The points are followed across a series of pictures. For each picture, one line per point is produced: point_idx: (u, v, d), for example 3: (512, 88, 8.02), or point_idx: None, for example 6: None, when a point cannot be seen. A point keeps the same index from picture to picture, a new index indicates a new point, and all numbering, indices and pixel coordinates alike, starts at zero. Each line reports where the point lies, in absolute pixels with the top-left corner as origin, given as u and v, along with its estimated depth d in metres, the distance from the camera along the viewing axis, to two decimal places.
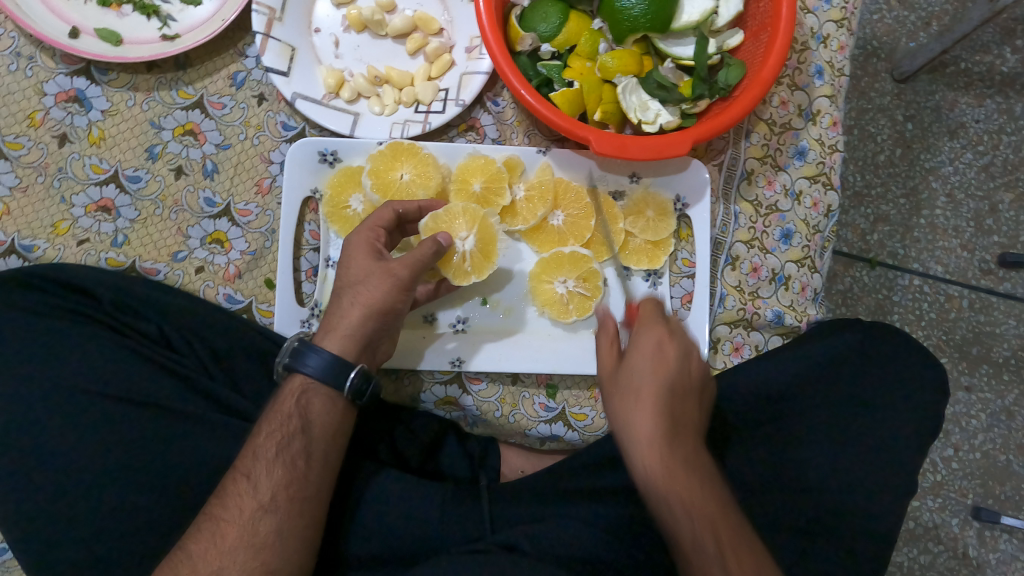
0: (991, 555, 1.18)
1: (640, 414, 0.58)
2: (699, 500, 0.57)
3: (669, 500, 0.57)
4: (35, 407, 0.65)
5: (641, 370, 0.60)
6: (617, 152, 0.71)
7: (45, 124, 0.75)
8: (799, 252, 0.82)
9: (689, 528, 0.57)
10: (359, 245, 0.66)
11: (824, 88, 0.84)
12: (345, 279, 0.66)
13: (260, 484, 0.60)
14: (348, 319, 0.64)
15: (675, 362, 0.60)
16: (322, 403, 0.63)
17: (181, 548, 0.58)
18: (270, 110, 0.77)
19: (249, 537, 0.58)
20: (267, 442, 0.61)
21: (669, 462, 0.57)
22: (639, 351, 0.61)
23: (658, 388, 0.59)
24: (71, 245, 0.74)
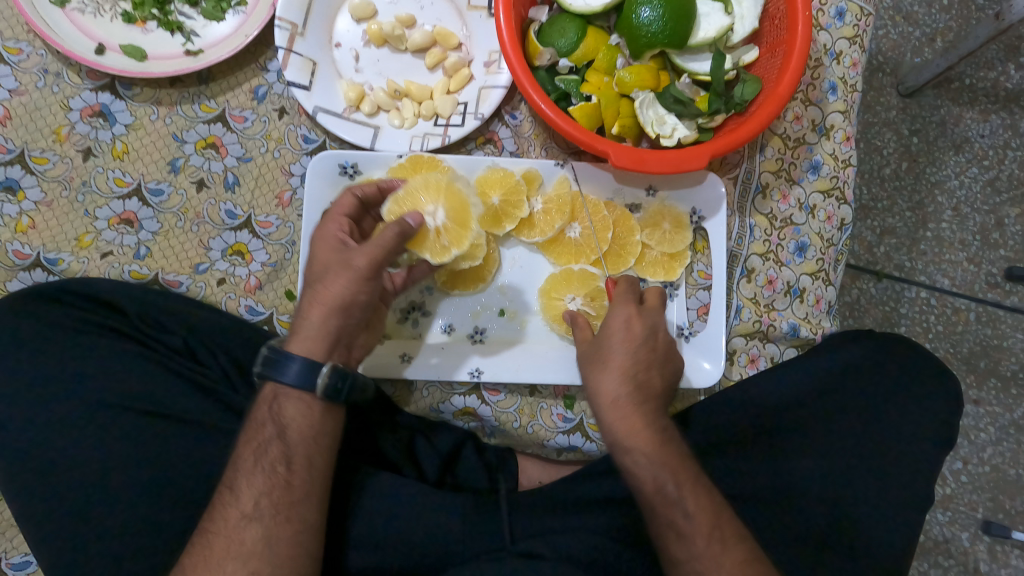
0: (1001, 570, 1.17)
1: (606, 378, 0.67)
2: (660, 452, 0.64)
3: (631, 449, 0.64)
4: (61, 419, 0.66)
5: (610, 342, 0.68)
6: (634, 165, 0.72)
7: (70, 139, 0.76)
8: (814, 265, 0.82)
9: (648, 474, 0.63)
10: (320, 243, 0.65)
11: (837, 103, 0.85)
12: (309, 280, 0.65)
13: (242, 494, 0.60)
14: (313, 317, 0.62)
15: (639, 336, 0.68)
16: (295, 406, 0.62)
17: (179, 564, 0.59)
18: (292, 123, 0.78)
19: (233, 546, 0.58)
20: (247, 452, 0.61)
21: (630, 417, 0.65)
22: (608, 327, 0.69)
23: (622, 356, 0.67)
24: (95, 258, 0.75)
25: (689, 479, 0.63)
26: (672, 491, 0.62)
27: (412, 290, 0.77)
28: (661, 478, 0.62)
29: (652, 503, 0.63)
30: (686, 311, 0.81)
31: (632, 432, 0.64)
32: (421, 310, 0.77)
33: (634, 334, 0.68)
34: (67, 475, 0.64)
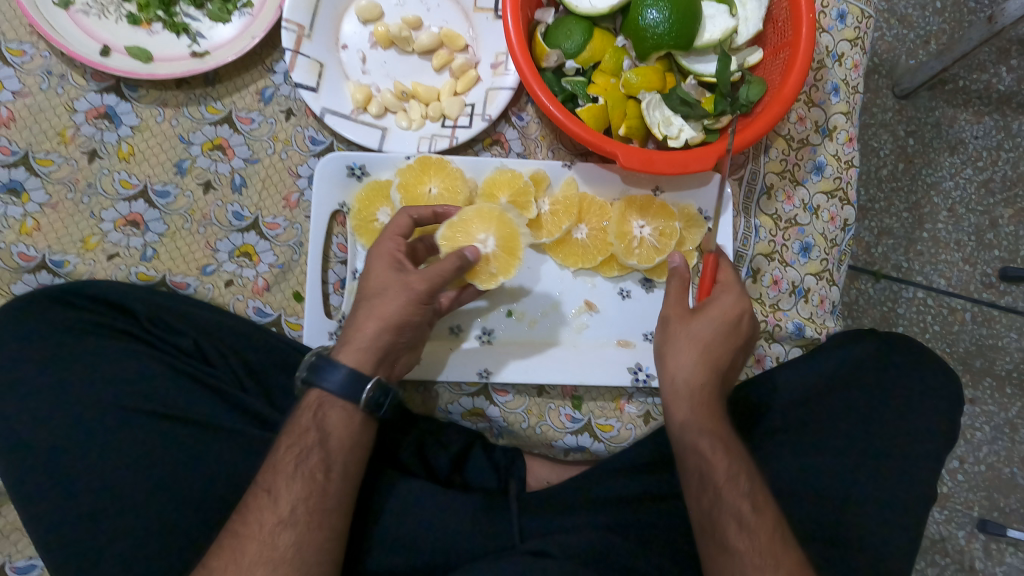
0: (997, 567, 1.18)
1: (697, 357, 0.66)
2: (735, 447, 0.64)
3: (710, 437, 0.63)
4: (67, 422, 0.65)
5: (710, 321, 0.67)
6: (643, 166, 0.72)
7: (75, 140, 0.76)
8: (818, 265, 0.83)
9: (726, 465, 0.62)
10: (377, 256, 0.66)
11: (840, 105, 0.85)
12: (363, 291, 0.65)
13: (279, 498, 0.59)
14: (364, 332, 0.63)
15: (739, 326, 0.67)
16: (339, 416, 0.62)
17: (205, 565, 0.58)
18: (298, 125, 0.78)
19: (266, 551, 0.57)
20: (287, 456, 0.60)
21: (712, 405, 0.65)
22: (711, 306, 0.68)
23: (718, 341, 0.66)
24: (101, 260, 0.75)
25: (754, 479, 0.63)
26: (744, 486, 0.62)
27: None
28: (736, 470, 0.62)
29: (721, 490, 0.61)
30: None
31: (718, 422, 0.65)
32: None
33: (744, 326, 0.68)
34: (73, 477, 0.64)
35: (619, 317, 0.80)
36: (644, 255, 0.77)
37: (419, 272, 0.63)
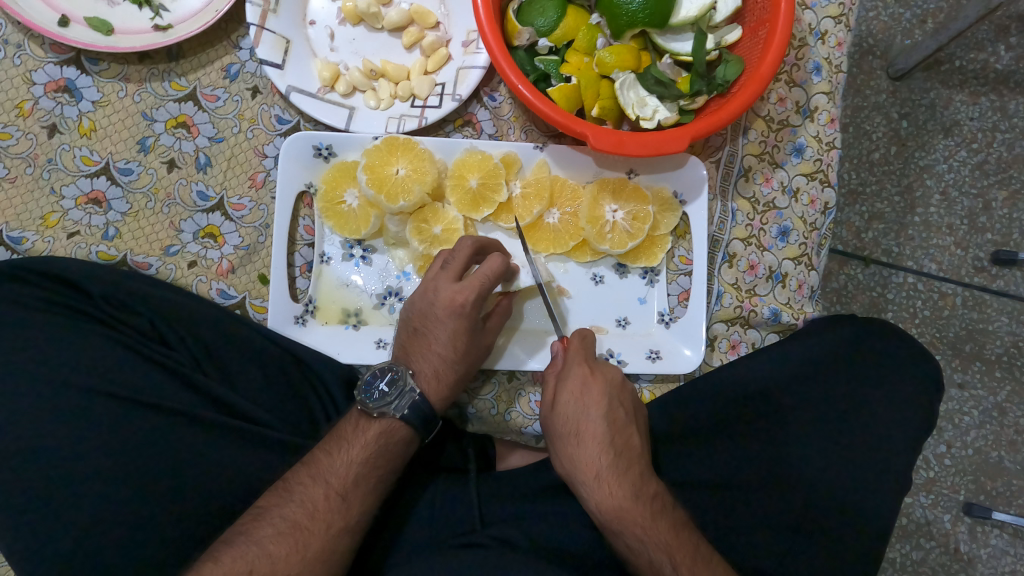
0: (982, 550, 1.18)
1: (575, 454, 0.66)
2: (650, 529, 0.63)
3: (620, 530, 0.63)
4: (23, 400, 0.64)
5: (567, 416, 0.67)
6: (613, 148, 0.70)
7: (34, 113, 0.74)
8: (796, 249, 0.81)
9: (647, 556, 0.62)
10: (469, 315, 0.69)
11: (821, 84, 0.83)
12: (455, 344, 0.69)
13: (353, 508, 0.62)
14: (452, 374, 0.70)
15: (594, 405, 0.67)
16: (407, 448, 0.67)
17: (259, 546, 0.58)
18: (264, 103, 0.77)
19: (329, 553, 0.60)
20: (369, 471, 0.64)
21: (612, 493, 0.64)
22: (564, 396, 0.68)
23: (581, 430, 0.66)
24: (61, 237, 0.73)
25: (687, 554, 0.62)
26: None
27: (389, 276, 0.77)
28: (656, 560, 0.62)
29: None
30: (666, 297, 0.81)
31: (624, 511, 0.63)
32: (398, 295, 0.77)
33: (603, 410, 0.67)
34: (33, 457, 0.63)
35: (591, 301, 0.80)
36: (615, 239, 0.76)
37: (494, 322, 0.73)
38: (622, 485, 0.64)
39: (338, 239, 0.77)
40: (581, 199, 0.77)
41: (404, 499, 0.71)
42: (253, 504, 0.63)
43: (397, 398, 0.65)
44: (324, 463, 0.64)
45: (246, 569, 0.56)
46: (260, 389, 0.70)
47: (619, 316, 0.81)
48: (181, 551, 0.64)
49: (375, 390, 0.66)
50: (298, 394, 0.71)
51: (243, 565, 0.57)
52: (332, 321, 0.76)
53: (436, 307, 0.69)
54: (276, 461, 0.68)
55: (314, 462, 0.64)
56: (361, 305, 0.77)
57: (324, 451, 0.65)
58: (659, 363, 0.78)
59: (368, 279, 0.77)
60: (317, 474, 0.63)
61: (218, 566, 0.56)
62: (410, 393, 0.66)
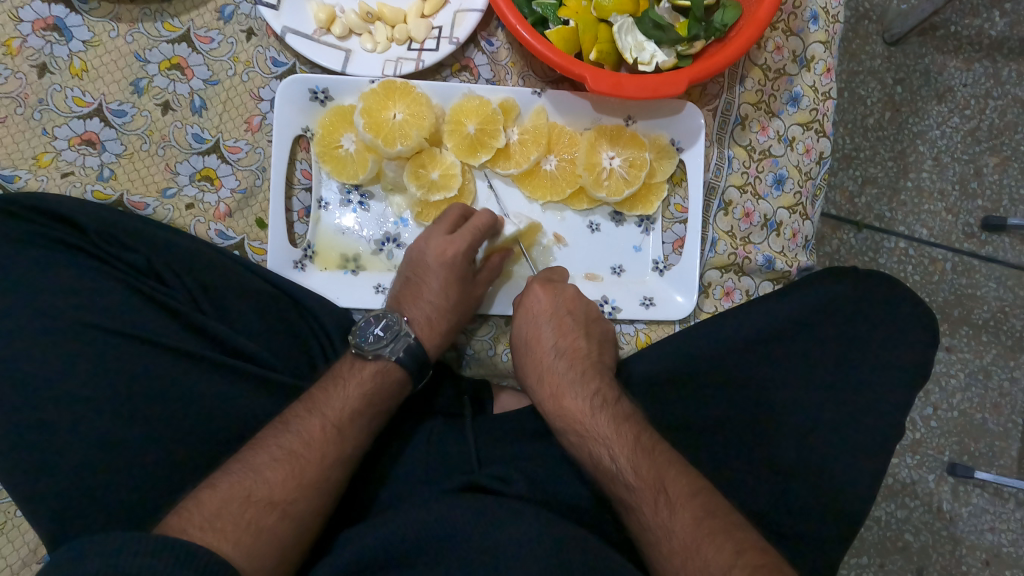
0: (964, 509, 1.21)
1: (526, 360, 0.72)
2: (587, 420, 0.65)
3: (563, 428, 0.66)
4: (13, 338, 0.63)
5: (519, 329, 0.74)
6: (612, 90, 0.71)
7: (22, 52, 0.73)
8: (791, 198, 0.82)
9: (586, 448, 0.64)
10: (459, 265, 0.72)
11: (818, 33, 0.83)
12: (447, 293, 0.72)
13: (348, 441, 0.62)
14: (447, 320, 0.72)
15: (538, 318, 0.73)
16: (394, 386, 0.67)
17: (256, 473, 0.58)
18: (259, 45, 0.76)
19: (324, 482, 0.60)
20: (363, 407, 0.64)
21: (551, 390, 0.68)
22: (518, 310, 0.75)
23: (526, 337, 0.73)
24: (55, 177, 0.72)
25: (627, 442, 0.61)
26: (608, 463, 0.61)
27: (386, 222, 0.77)
28: (596, 452, 0.63)
29: (597, 476, 0.62)
30: (662, 245, 0.82)
31: (562, 406, 0.67)
32: (396, 242, 0.78)
33: (549, 317, 0.73)
34: (22, 394, 0.63)
35: (587, 248, 0.81)
36: (612, 187, 0.76)
37: (484, 276, 0.75)
38: (564, 383, 0.68)
39: (335, 184, 0.77)
40: (580, 145, 0.77)
41: (400, 440, 0.71)
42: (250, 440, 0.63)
43: (392, 341, 0.67)
44: (320, 398, 0.64)
45: (243, 495, 0.56)
46: (257, 331, 0.70)
47: (614, 263, 0.81)
48: (174, 490, 0.63)
49: (369, 334, 0.67)
50: (298, 334, 0.72)
51: (242, 491, 0.56)
52: (331, 266, 0.77)
53: (427, 258, 0.72)
54: (271, 399, 0.68)
55: (310, 398, 0.64)
56: (359, 250, 0.77)
57: (319, 388, 0.65)
58: (652, 309, 0.80)
59: (364, 225, 0.77)
60: (313, 408, 0.63)
61: (216, 492, 0.56)
62: (404, 337, 0.68)
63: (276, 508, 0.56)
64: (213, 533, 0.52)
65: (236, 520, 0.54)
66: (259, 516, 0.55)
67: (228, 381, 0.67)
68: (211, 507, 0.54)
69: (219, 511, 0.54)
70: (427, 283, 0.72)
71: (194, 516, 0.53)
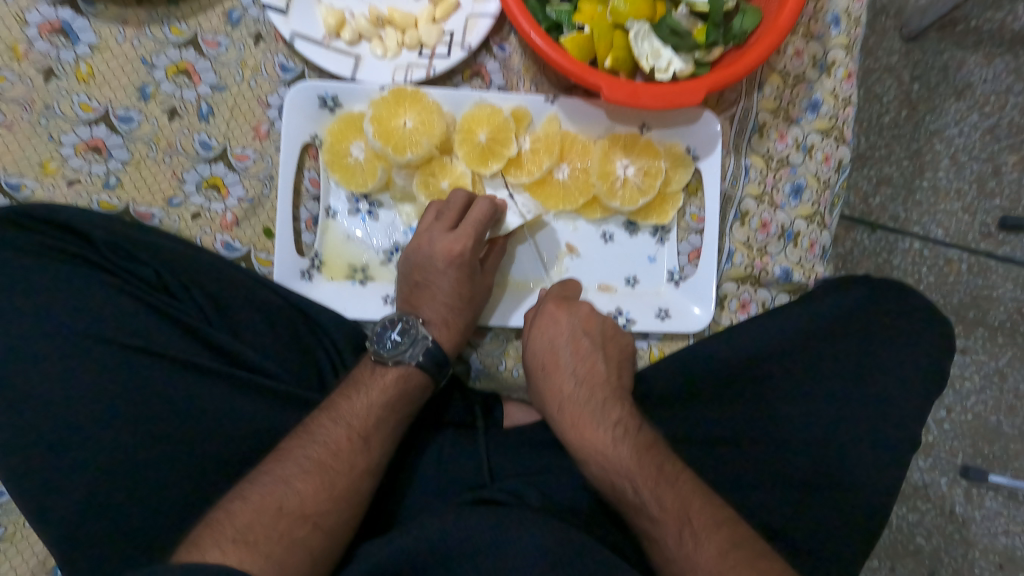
0: (977, 512, 1.19)
1: (543, 385, 0.70)
2: (609, 450, 0.63)
3: (584, 458, 0.64)
4: (20, 350, 0.63)
5: (534, 352, 0.72)
6: (629, 99, 0.69)
7: (28, 57, 0.72)
8: (809, 208, 0.80)
9: (608, 481, 0.62)
10: (466, 262, 0.70)
11: (839, 38, 0.80)
12: (460, 290, 0.70)
13: (374, 449, 0.62)
14: (463, 316, 0.71)
15: (555, 340, 0.71)
16: (419, 390, 0.66)
17: (285, 484, 0.57)
18: (268, 50, 0.75)
19: (354, 493, 0.59)
20: (389, 415, 0.63)
21: (571, 417, 0.67)
22: (532, 331, 0.73)
23: (542, 363, 0.71)
24: (61, 185, 0.72)
25: (650, 474, 0.60)
26: (632, 496, 0.60)
27: (395, 232, 0.76)
28: (619, 483, 0.61)
29: (619, 507, 0.61)
30: (677, 256, 0.80)
31: (583, 435, 0.65)
32: None
33: (566, 340, 0.71)
34: (29, 408, 0.62)
35: (601, 258, 0.79)
36: (627, 197, 0.75)
37: (489, 271, 0.74)
38: (584, 412, 0.66)
39: (344, 193, 0.75)
40: (593, 151, 0.76)
41: (411, 454, 0.70)
42: (275, 447, 0.62)
43: (411, 345, 0.66)
44: (345, 406, 0.63)
45: (275, 507, 0.55)
46: (266, 342, 0.69)
47: (628, 274, 0.80)
48: (180, 506, 0.62)
49: (387, 340, 0.66)
50: (306, 346, 0.71)
51: (272, 502, 0.56)
52: (339, 276, 0.76)
53: (435, 260, 0.70)
54: (280, 412, 0.67)
55: (333, 405, 0.63)
56: (368, 260, 0.76)
57: (342, 394, 0.64)
58: (668, 321, 0.79)
59: (373, 235, 0.76)
60: (338, 417, 0.62)
61: (247, 504, 0.55)
62: (423, 340, 0.67)
63: (307, 521, 0.55)
64: (245, 546, 0.52)
65: (269, 533, 0.54)
66: (292, 529, 0.55)
67: (236, 394, 0.66)
68: (242, 520, 0.54)
69: (252, 523, 0.54)
70: (439, 284, 0.70)
71: (226, 529, 0.53)
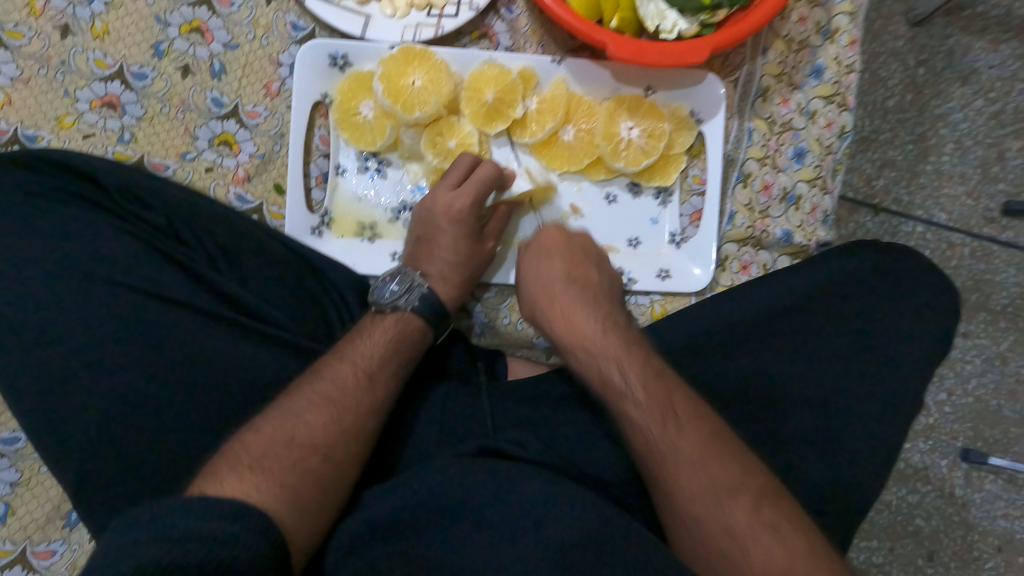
0: (976, 494, 1.20)
1: (529, 283, 0.70)
2: (599, 342, 0.63)
3: (572, 347, 0.65)
4: (36, 297, 0.64)
5: (526, 261, 0.72)
6: (633, 56, 0.70)
7: (46, 13, 0.73)
8: (811, 171, 0.81)
9: (596, 365, 0.62)
10: (465, 220, 0.72)
11: (844, 5, 0.81)
12: (457, 249, 0.72)
13: (380, 386, 0.63)
14: (460, 272, 0.72)
15: (548, 250, 0.71)
16: (418, 329, 0.67)
17: (296, 416, 0.58)
18: (279, 10, 0.76)
19: (360, 430, 0.60)
20: (392, 353, 0.65)
21: (560, 310, 0.66)
22: (527, 247, 0.73)
23: (532, 268, 0.70)
24: (77, 138, 0.73)
25: (636, 363, 0.61)
26: (617, 381, 0.60)
27: (403, 190, 0.78)
28: (603, 368, 0.62)
29: (600, 392, 0.62)
30: (679, 217, 0.82)
31: (572, 327, 0.65)
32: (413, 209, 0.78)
33: (561, 249, 0.71)
34: (46, 352, 0.64)
35: (604, 218, 0.80)
36: (631, 158, 0.76)
37: (490, 235, 0.75)
38: (572, 305, 0.66)
39: (353, 151, 0.77)
40: (599, 114, 0.77)
41: (414, 402, 0.71)
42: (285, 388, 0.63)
43: (406, 294, 0.68)
44: (349, 346, 0.64)
45: (287, 438, 0.57)
46: (277, 294, 0.71)
47: (631, 235, 0.81)
48: (190, 450, 0.64)
49: (385, 290, 0.68)
50: (316, 298, 0.73)
51: (284, 435, 0.57)
52: (348, 234, 0.77)
53: (435, 214, 0.72)
54: (288, 363, 0.69)
55: (338, 347, 0.65)
56: (376, 218, 0.78)
57: (346, 339, 0.65)
58: (669, 281, 0.80)
59: (382, 193, 0.78)
60: (343, 355, 0.63)
61: (259, 435, 0.57)
62: (419, 288, 0.68)
63: (318, 452, 0.57)
64: (260, 473, 0.53)
65: (282, 462, 0.55)
66: (302, 459, 0.56)
67: (244, 344, 0.67)
68: (255, 451, 0.55)
69: (266, 452, 0.55)
70: (439, 241, 0.72)
71: (243, 457, 0.54)
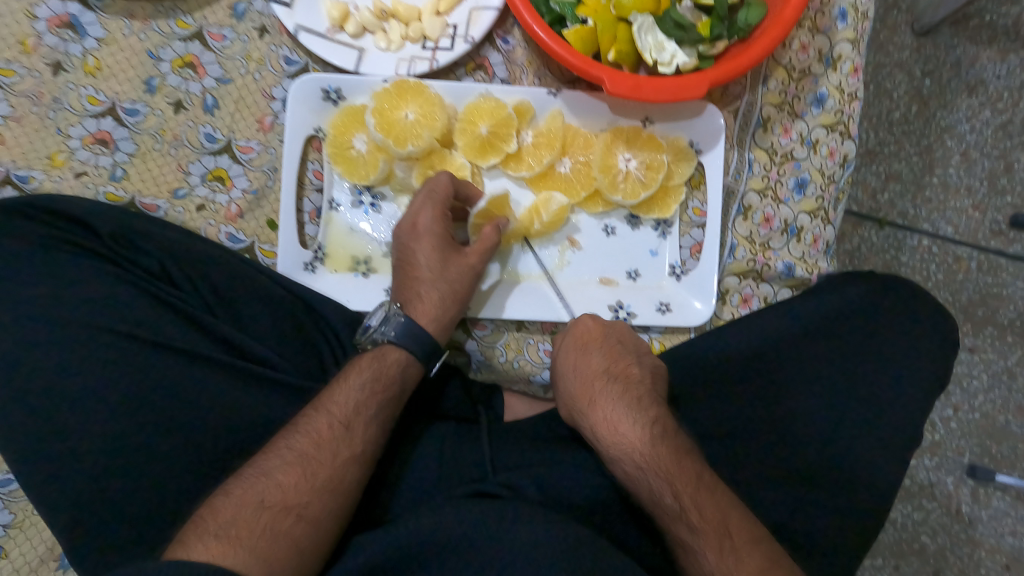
0: (983, 511, 1.18)
1: (571, 381, 0.68)
2: (652, 458, 0.61)
3: (620, 460, 0.62)
4: (27, 340, 0.64)
5: (564, 357, 0.70)
6: (630, 92, 0.69)
7: (37, 51, 0.73)
8: (813, 203, 0.79)
9: (644, 481, 0.61)
10: (427, 234, 0.71)
11: (846, 32, 0.79)
12: (421, 263, 0.71)
13: (358, 435, 0.61)
14: (430, 288, 0.70)
15: (588, 349, 0.69)
16: (395, 365, 0.66)
17: (267, 476, 0.57)
18: (272, 43, 0.75)
19: (337, 484, 0.58)
20: (370, 398, 0.63)
21: (606, 417, 0.64)
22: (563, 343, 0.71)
23: (572, 376, 0.69)
24: (69, 177, 0.72)
25: (688, 482, 0.60)
26: (671, 504, 0.59)
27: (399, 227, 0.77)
28: (656, 487, 0.60)
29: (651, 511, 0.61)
30: (680, 249, 0.81)
31: (619, 435, 0.63)
32: None
33: (599, 345, 0.70)
34: (37, 396, 0.63)
35: (601, 251, 0.79)
36: (630, 188, 0.75)
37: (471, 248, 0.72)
38: (618, 412, 0.64)
39: (347, 185, 0.76)
40: (595, 145, 0.76)
41: (406, 444, 0.70)
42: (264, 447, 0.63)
43: (383, 324, 0.68)
44: (325, 396, 0.63)
45: (257, 501, 0.55)
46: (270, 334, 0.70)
47: (629, 268, 0.80)
48: (181, 495, 0.63)
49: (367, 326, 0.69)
50: (309, 336, 0.72)
51: (254, 497, 0.56)
52: (342, 268, 0.76)
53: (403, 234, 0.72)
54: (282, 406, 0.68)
55: (317, 398, 0.64)
56: (370, 252, 0.77)
57: (326, 389, 0.65)
58: (669, 314, 0.79)
59: (377, 227, 0.77)
60: (319, 407, 0.62)
61: (230, 500, 0.55)
62: (395, 317, 0.68)
63: (291, 512, 0.55)
64: (228, 542, 0.52)
65: (252, 527, 0.53)
66: (274, 521, 0.54)
67: (236, 386, 0.67)
68: (225, 517, 0.54)
69: (235, 518, 0.54)
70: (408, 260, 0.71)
71: (210, 525, 0.53)
